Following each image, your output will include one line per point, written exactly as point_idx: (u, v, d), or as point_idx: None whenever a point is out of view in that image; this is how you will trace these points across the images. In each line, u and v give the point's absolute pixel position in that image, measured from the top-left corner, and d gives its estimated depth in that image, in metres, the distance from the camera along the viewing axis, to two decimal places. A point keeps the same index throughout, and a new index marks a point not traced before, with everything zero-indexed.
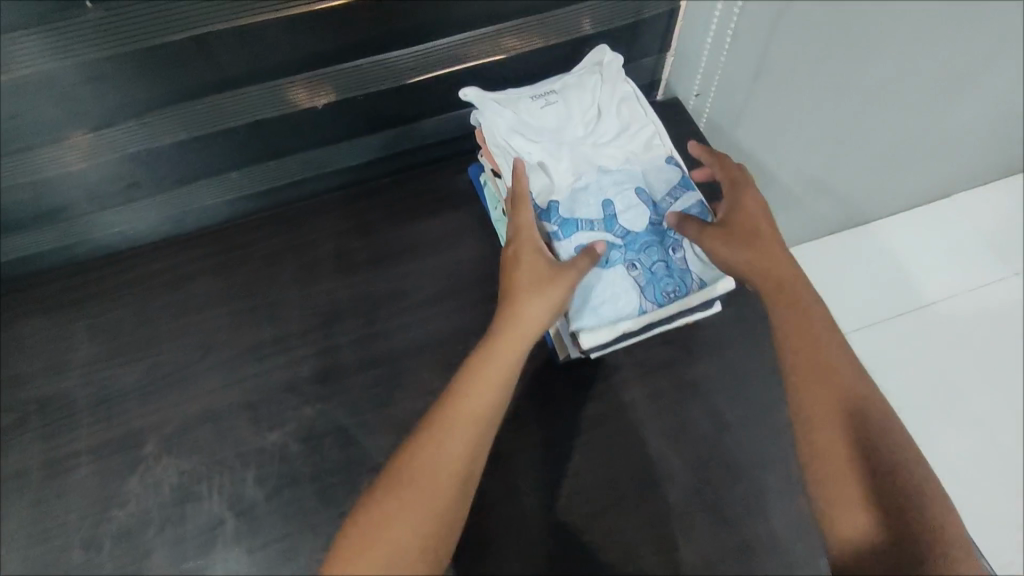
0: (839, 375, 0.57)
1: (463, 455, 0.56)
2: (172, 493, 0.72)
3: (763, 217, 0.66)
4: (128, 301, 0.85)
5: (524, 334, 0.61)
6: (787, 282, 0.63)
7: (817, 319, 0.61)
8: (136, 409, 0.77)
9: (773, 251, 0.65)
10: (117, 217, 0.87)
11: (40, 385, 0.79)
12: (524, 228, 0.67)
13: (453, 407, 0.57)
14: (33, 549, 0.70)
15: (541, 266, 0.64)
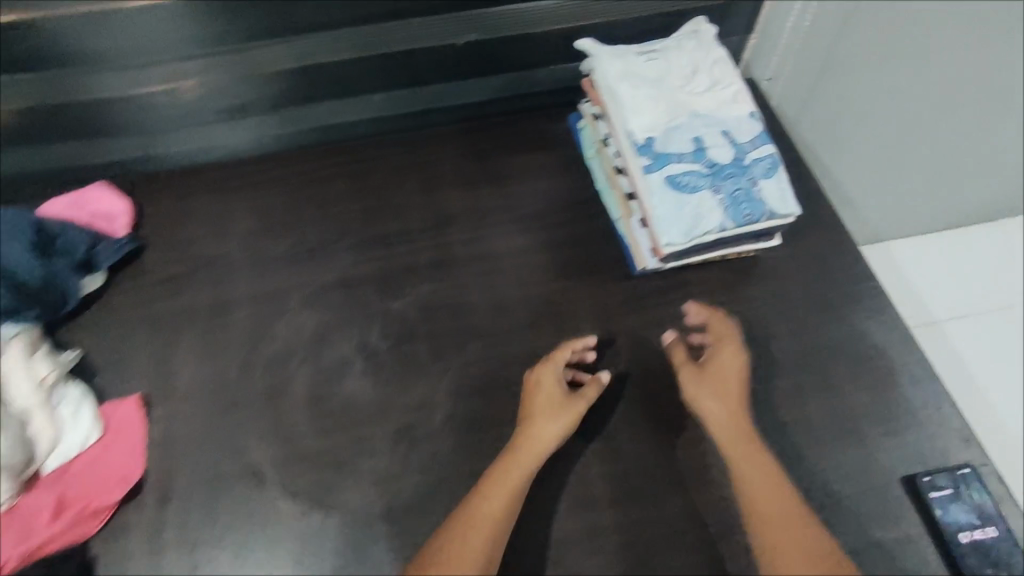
0: (784, 512, 0.72)
1: (480, 536, 0.70)
2: (313, 334, 0.87)
3: (736, 378, 0.81)
4: (274, 194, 1.00)
5: (534, 454, 0.76)
6: (744, 436, 0.77)
7: (767, 467, 0.75)
8: (284, 272, 0.93)
9: (740, 411, 0.79)
10: (254, 128, 1.02)
11: (205, 245, 0.95)
12: (545, 369, 0.81)
13: (472, 508, 0.72)
14: (198, 364, 0.85)
15: (555, 397, 0.79)
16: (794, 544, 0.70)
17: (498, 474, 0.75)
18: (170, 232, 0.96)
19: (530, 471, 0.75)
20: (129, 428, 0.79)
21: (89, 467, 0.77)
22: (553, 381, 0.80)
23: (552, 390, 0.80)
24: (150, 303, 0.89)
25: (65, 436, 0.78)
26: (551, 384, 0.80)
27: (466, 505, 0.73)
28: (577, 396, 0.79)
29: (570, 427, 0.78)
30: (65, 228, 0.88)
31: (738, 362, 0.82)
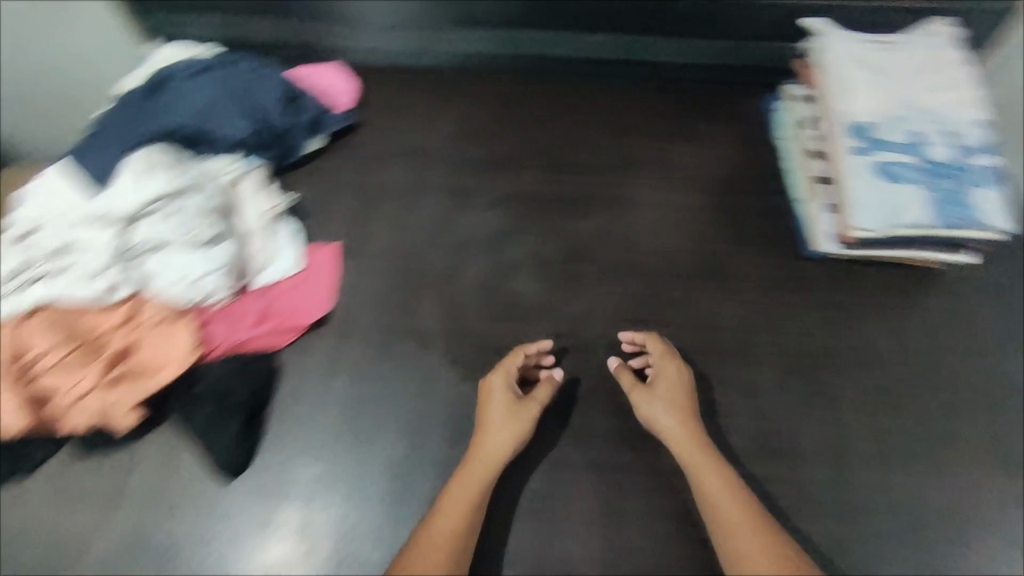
0: (742, 521, 0.68)
1: (443, 548, 0.67)
2: (495, 233, 0.95)
3: (678, 392, 0.79)
4: (478, 105, 1.07)
5: (487, 461, 0.73)
6: (688, 446, 0.74)
7: (718, 473, 0.72)
8: (475, 174, 1.00)
9: (688, 423, 0.76)
10: (460, 43, 1.08)
11: (412, 135, 1.05)
12: (495, 377, 0.79)
13: (432, 528, 0.69)
14: (392, 232, 0.94)
15: (506, 397, 0.77)
16: (761, 556, 0.65)
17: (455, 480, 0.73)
18: (384, 118, 1.06)
19: (490, 474, 0.73)
20: (326, 268, 0.90)
21: (290, 291, 0.87)
22: (504, 387, 0.77)
23: (504, 389, 0.78)
24: (359, 173, 1.00)
25: (277, 259, 0.89)
26: (503, 390, 0.77)
27: (421, 529, 0.69)
28: (530, 399, 0.77)
29: (526, 429, 0.76)
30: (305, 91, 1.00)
31: (683, 373, 0.80)
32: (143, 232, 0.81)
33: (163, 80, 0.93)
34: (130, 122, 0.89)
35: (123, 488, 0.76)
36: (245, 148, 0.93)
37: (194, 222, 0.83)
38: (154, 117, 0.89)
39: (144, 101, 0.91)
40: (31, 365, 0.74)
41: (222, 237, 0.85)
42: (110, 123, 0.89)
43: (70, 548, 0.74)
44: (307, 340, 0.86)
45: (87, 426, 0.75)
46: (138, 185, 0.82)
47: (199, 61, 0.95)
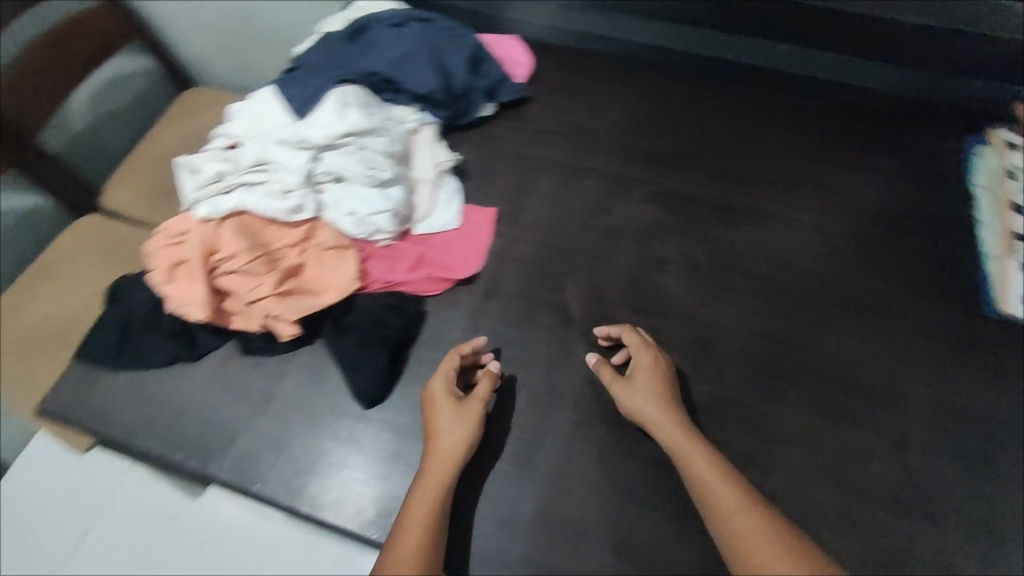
0: (737, 506, 0.63)
1: (408, 557, 0.63)
2: (646, 226, 0.94)
3: (658, 382, 0.75)
4: (649, 99, 1.07)
5: (440, 463, 0.70)
6: (673, 434, 0.70)
7: (707, 457, 0.68)
8: (637, 165, 1.00)
9: (667, 409, 0.72)
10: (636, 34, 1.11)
11: (578, 118, 1.06)
12: (436, 382, 0.76)
13: (394, 545, 0.64)
14: (546, 207, 0.96)
15: (450, 403, 0.74)
16: (755, 535, 0.60)
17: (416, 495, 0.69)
18: (555, 97, 1.08)
19: (451, 477, 0.70)
20: (481, 230, 0.92)
21: (444, 244, 0.91)
22: (444, 389, 0.74)
23: (449, 395, 0.75)
24: (523, 145, 1.03)
25: (436, 213, 0.92)
26: (443, 392, 0.74)
27: (382, 553, 0.65)
28: (472, 398, 0.74)
29: (473, 422, 0.73)
30: (489, 58, 1.03)
31: (661, 363, 0.77)
32: (330, 162, 0.86)
33: (367, 28, 0.99)
34: (333, 62, 0.95)
35: (274, 390, 0.81)
36: (428, 102, 0.97)
37: (376, 161, 0.87)
38: (355, 60, 0.95)
39: (348, 45, 0.97)
40: (220, 261, 0.80)
41: (395, 180, 0.89)
42: (315, 61, 0.96)
43: (220, 434, 0.79)
44: (453, 293, 0.88)
45: (259, 325, 0.80)
46: (336, 117, 0.86)
47: (403, 15, 0.99)
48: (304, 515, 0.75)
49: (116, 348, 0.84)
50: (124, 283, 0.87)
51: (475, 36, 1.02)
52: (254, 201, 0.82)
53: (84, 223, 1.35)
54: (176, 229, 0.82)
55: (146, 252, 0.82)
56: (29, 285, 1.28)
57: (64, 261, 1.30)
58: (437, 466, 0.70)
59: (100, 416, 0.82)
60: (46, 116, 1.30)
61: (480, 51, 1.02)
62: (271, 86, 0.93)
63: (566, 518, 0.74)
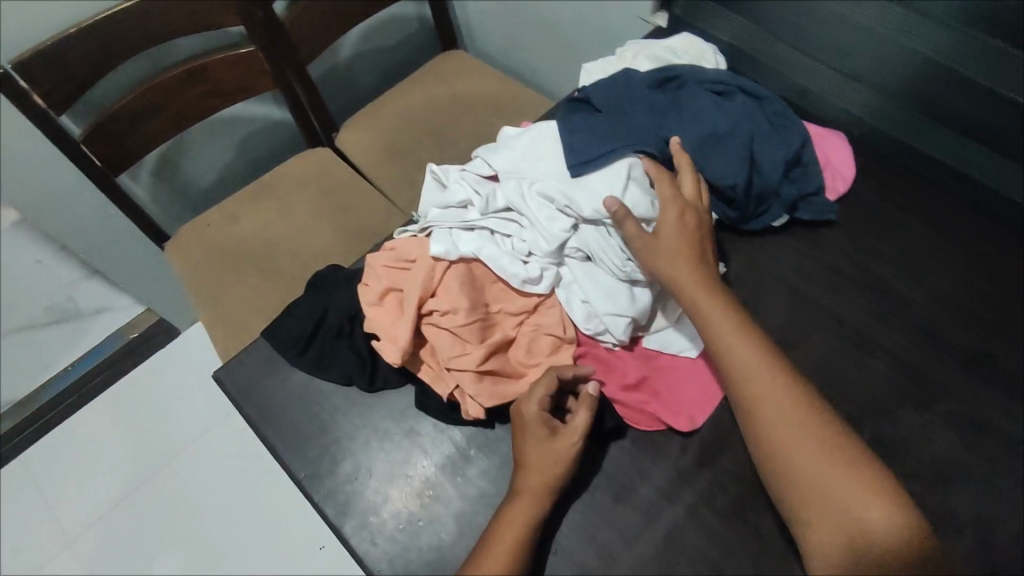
0: (764, 377, 0.65)
1: None
2: (937, 461, 0.69)
3: (682, 233, 0.71)
4: (991, 282, 0.81)
5: (530, 495, 0.64)
6: (691, 289, 0.69)
7: (727, 319, 0.68)
8: (950, 368, 0.75)
9: (688, 266, 0.70)
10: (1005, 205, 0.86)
11: (892, 272, 0.82)
12: (527, 406, 0.68)
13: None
14: (810, 378, 0.75)
15: (539, 429, 0.67)
16: (778, 413, 0.64)
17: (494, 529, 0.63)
18: (867, 236, 0.85)
19: (536, 513, 0.64)
20: None
21: (673, 371, 0.75)
22: (536, 419, 0.67)
23: (541, 419, 0.67)
24: (806, 283, 0.82)
25: (676, 330, 0.76)
26: (535, 422, 0.67)
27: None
28: (568, 433, 0.66)
29: (569, 463, 0.66)
30: (810, 164, 0.85)
31: (690, 218, 0.72)
32: (588, 238, 0.72)
33: (685, 81, 0.82)
34: (635, 110, 0.79)
35: (435, 469, 0.70)
36: (723, 196, 0.80)
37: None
38: (661, 118, 0.78)
39: (657, 94, 0.80)
40: (435, 309, 0.71)
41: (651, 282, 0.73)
42: (614, 103, 0.80)
43: (363, 492, 0.70)
44: (662, 439, 0.72)
45: (448, 393, 0.71)
46: (618, 191, 0.72)
47: (733, 83, 0.82)
48: None
49: (302, 344, 0.78)
50: (332, 277, 0.83)
51: (804, 133, 0.83)
52: (493, 254, 0.72)
53: (311, 157, 1.37)
54: (405, 252, 0.75)
55: (367, 263, 0.76)
56: (246, 200, 1.32)
57: (282, 188, 1.33)
58: (522, 496, 0.64)
59: (261, 408, 0.76)
60: (321, 43, 1.30)
61: (802, 152, 0.84)
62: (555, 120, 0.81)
63: None
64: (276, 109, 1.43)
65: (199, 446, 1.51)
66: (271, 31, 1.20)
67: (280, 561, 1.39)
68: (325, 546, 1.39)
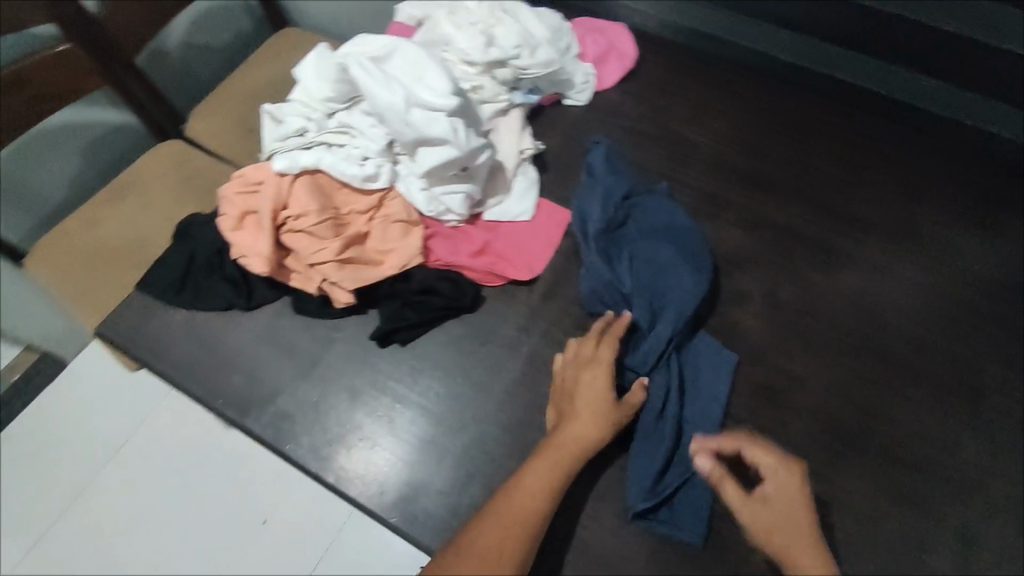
0: None
1: (532, 513, 0.66)
2: (729, 253, 0.87)
3: (795, 504, 0.65)
4: (755, 111, 0.98)
5: (576, 448, 0.69)
6: (799, 555, 0.62)
7: (805, 541, 0.63)
8: (733, 184, 0.92)
9: (803, 530, 0.64)
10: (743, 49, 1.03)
11: (680, 119, 0.97)
12: (592, 362, 0.74)
13: (510, 502, 0.66)
14: None
15: (601, 397, 0.71)
16: None
17: (537, 465, 0.68)
18: (655, 96, 1.00)
19: (572, 462, 0.69)
20: (554, 226, 0.89)
21: (510, 235, 0.88)
22: (604, 383, 0.72)
23: (603, 387, 0.72)
24: (614, 143, 0.96)
25: (508, 199, 0.89)
26: (602, 386, 0.72)
27: (500, 498, 0.67)
28: (626, 403, 0.72)
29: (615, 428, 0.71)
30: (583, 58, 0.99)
31: (802, 488, 0.65)
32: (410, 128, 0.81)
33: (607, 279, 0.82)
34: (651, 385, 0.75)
35: (322, 357, 0.80)
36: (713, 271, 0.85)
37: (437, 119, 0.79)
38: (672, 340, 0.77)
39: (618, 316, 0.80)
40: (290, 218, 0.80)
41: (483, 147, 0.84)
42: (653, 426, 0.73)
43: (261, 389, 0.78)
44: (512, 289, 0.85)
45: (317, 287, 0.80)
46: (422, 82, 0.79)
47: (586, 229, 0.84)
48: (328, 486, 0.74)
49: (175, 283, 0.84)
50: (192, 224, 0.88)
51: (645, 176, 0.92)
52: (332, 161, 0.81)
53: (162, 148, 1.38)
54: (253, 177, 0.82)
55: (220, 195, 0.83)
56: (102, 202, 1.31)
57: (137, 182, 1.34)
58: (568, 451, 0.69)
59: (149, 348, 0.82)
60: (144, 35, 1.31)
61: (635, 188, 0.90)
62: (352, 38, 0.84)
63: (600, 553, 0.69)
64: (114, 111, 1.42)
65: (97, 460, 1.38)
66: (84, 29, 1.20)
67: (213, 552, 1.29)
68: (264, 521, 1.33)
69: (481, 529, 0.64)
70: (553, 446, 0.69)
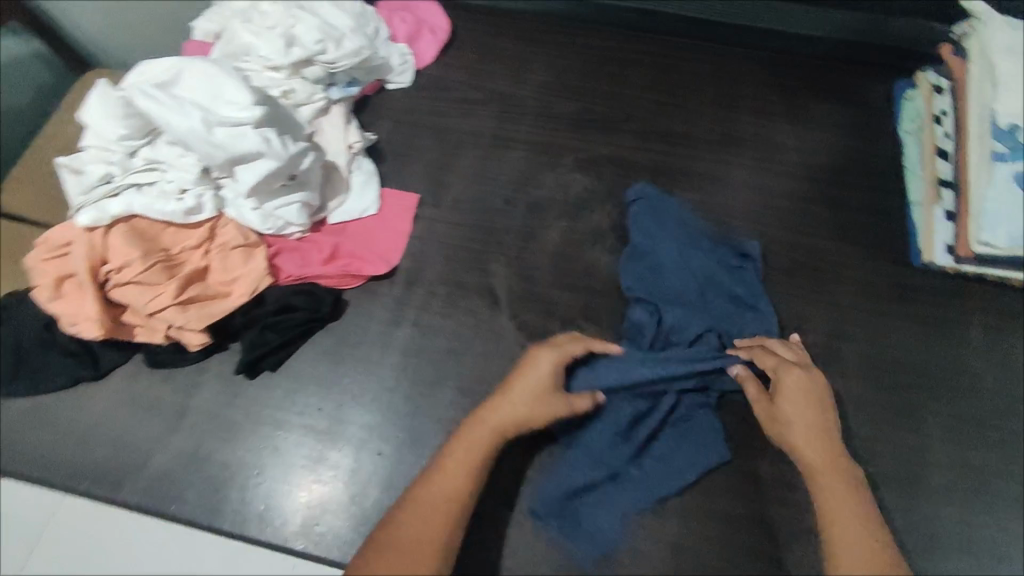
0: (836, 490, 0.63)
1: (453, 497, 0.62)
2: (574, 198, 0.89)
3: (805, 397, 0.68)
4: (573, 57, 1.00)
5: (499, 431, 0.66)
6: (809, 446, 0.66)
7: (814, 431, 0.67)
8: (565, 131, 0.94)
9: (813, 422, 0.67)
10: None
11: (504, 81, 0.99)
12: (542, 360, 0.70)
13: (430, 486, 0.63)
14: (473, 184, 0.91)
15: (541, 389, 0.68)
16: (844, 514, 0.61)
17: (460, 442, 0.66)
18: (475, 62, 1.00)
19: (493, 444, 0.66)
20: (402, 214, 0.88)
21: (359, 234, 0.86)
22: (549, 376, 0.69)
23: (548, 381, 0.69)
24: (445, 119, 0.96)
25: (350, 198, 0.88)
26: (546, 378, 0.69)
27: (417, 484, 0.63)
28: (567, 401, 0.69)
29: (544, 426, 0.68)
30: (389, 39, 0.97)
31: (811, 383, 0.70)
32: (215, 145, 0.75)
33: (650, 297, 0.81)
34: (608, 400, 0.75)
35: (190, 406, 0.76)
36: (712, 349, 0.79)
37: (244, 133, 0.75)
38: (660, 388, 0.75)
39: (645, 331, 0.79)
40: (113, 272, 0.75)
41: (304, 150, 0.81)
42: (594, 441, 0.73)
43: (131, 455, 0.75)
44: (373, 286, 0.84)
45: (165, 335, 0.76)
46: (217, 99, 0.75)
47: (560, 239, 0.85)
48: (228, 533, 0.72)
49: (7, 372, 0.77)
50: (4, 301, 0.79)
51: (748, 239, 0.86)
52: (145, 204, 0.76)
53: None
54: (60, 238, 0.75)
55: (28, 266, 0.75)
56: None
57: None
58: (493, 429, 0.66)
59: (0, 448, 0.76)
60: None
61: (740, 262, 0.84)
62: (134, 66, 0.77)
63: (507, 513, 0.72)
64: None
65: None
66: None
67: None
68: None
69: (400, 517, 0.60)
70: (477, 424, 0.66)
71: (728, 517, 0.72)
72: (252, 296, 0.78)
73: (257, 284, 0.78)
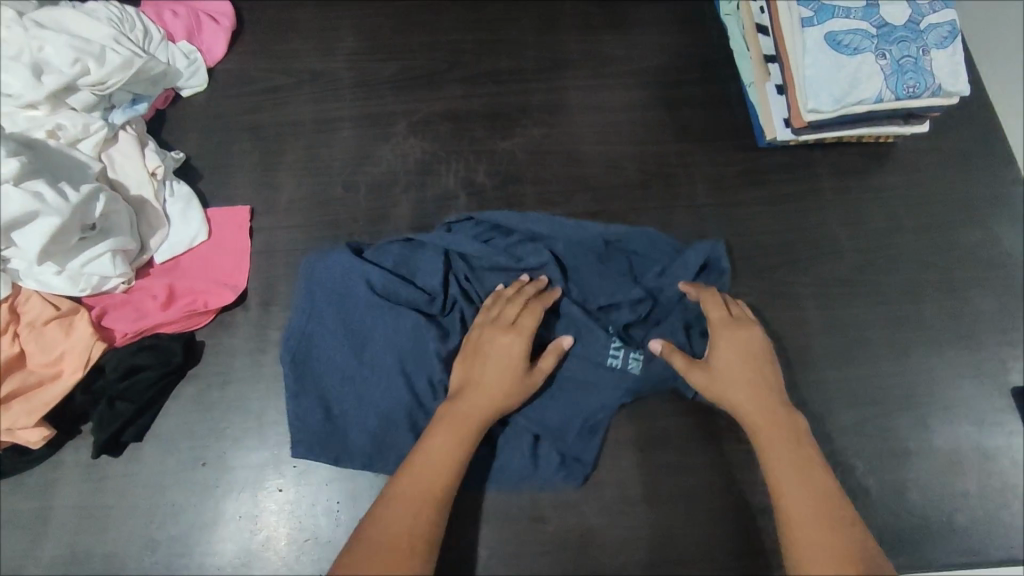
0: (783, 454, 0.62)
1: (434, 490, 0.59)
2: (417, 165, 0.84)
3: (747, 360, 0.67)
4: (380, 13, 0.92)
5: (477, 411, 0.64)
6: (760, 420, 0.64)
7: (759, 396, 0.65)
8: (391, 97, 0.87)
9: (760, 391, 0.66)
10: None
11: (312, 59, 0.89)
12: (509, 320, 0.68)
13: (415, 471, 0.60)
14: (307, 179, 0.83)
15: (511, 354, 0.66)
16: (803, 490, 0.59)
17: (445, 421, 0.63)
18: (273, 43, 0.90)
19: (479, 422, 0.63)
20: (236, 231, 0.80)
21: (195, 265, 0.78)
22: (517, 343, 0.66)
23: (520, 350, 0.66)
24: (258, 115, 0.87)
25: (172, 229, 0.78)
26: (510, 341, 0.66)
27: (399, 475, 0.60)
28: (536, 370, 0.67)
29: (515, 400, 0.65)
30: (164, 40, 0.85)
31: (746, 340, 0.68)
32: None
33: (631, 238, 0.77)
34: (460, 227, 0.77)
35: (55, 504, 0.69)
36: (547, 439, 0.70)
37: (8, 194, 0.64)
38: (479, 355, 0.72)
39: (607, 236, 0.77)
40: None
41: (93, 189, 0.70)
42: (409, 260, 0.75)
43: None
44: (223, 317, 0.77)
45: None
46: None
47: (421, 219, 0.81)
48: None
49: None
50: None
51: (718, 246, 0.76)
52: None
53: None
54: None
55: None
56: None
57: None
58: (474, 403, 0.64)
59: None
60: None
61: None
62: None
63: None
64: None
65: None
66: None
67: None
68: None
69: (376, 519, 0.57)
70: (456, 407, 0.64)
71: (640, 442, 0.72)
72: (87, 366, 0.69)
73: (88, 351, 0.69)
